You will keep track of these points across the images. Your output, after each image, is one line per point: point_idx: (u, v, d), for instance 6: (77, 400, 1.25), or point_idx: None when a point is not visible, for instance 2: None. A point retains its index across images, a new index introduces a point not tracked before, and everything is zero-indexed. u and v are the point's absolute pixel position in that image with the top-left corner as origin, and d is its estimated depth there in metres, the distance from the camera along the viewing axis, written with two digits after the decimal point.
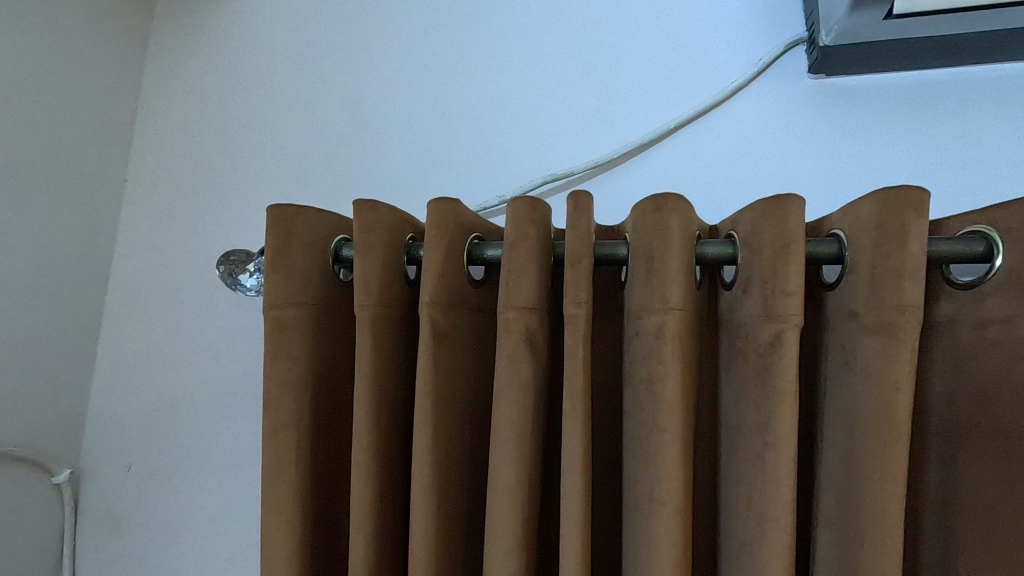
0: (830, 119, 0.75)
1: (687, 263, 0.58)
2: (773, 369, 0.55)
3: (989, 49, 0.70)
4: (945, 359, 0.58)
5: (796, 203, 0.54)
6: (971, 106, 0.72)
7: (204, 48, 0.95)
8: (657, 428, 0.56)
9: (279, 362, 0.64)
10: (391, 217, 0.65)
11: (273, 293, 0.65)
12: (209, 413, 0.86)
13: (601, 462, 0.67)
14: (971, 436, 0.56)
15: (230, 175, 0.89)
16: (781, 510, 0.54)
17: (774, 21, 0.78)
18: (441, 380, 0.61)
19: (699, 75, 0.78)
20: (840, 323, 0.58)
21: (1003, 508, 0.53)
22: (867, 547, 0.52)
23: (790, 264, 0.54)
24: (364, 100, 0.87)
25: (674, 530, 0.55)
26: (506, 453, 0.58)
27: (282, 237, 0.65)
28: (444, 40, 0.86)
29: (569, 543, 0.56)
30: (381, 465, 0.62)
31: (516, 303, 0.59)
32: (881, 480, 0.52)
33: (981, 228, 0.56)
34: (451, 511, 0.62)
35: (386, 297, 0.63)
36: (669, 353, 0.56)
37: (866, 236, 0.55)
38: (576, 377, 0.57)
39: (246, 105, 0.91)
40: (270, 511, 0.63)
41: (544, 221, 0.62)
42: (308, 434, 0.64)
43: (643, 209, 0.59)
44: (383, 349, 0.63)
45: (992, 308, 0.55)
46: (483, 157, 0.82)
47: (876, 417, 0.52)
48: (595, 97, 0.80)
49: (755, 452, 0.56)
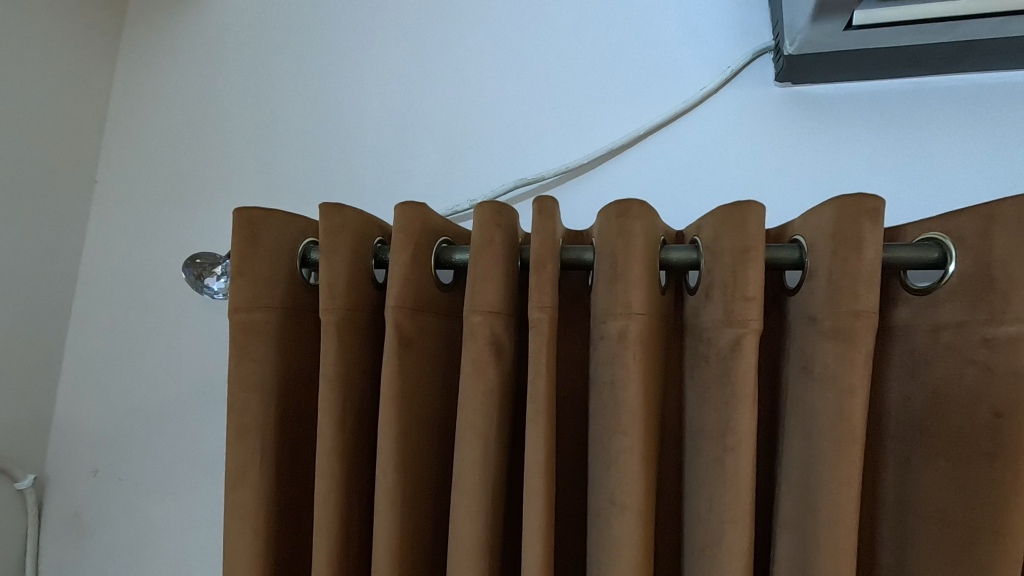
0: (796, 127, 0.76)
1: (651, 268, 0.59)
2: (732, 373, 0.56)
3: (947, 59, 0.72)
4: (902, 363, 0.60)
5: (755, 209, 0.55)
6: (931, 115, 0.74)
7: (176, 48, 0.94)
8: (619, 432, 0.56)
9: (244, 366, 0.64)
10: (358, 221, 0.65)
11: (239, 296, 0.64)
12: (177, 417, 0.85)
13: (568, 464, 0.67)
14: (924, 439, 0.57)
15: (201, 176, 0.89)
16: (740, 513, 0.54)
17: (743, 30, 0.79)
18: (405, 384, 0.61)
19: (669, 81, 0.79)
20: (800, 328, 0.58)
21: (952, 510, 0.54)
22: (823, 549, 0.52)
23: (749, 270, 0.55)
24: (338, 103, 0.86)
25: (635, 532, 0.55)
26: (470, 456, 0.58)
27: (249, 240, 0.65)
28: (418, 43, 0.86)
29: (532, 546, 0.56)
30: (345, 469, 0.61)
31: (480, 307, 0.59)
32: (837, 483, 0.53)
33: (936, 236, 0.57)
34: (416, 515, 0.62)
35: (352, 300, 0.63)
36: (631, 357, 0.56)
37: (824, 242, 0.56)
38: (539, 381, 0.57)
39: (218, 107, 0.90)
40: (234, 515, 0.62)
41: (511, 225, 0.63)
42: (273, 437, 0.64)
43: (608, 214, 0.59)
44: (348, 353, 0.63)
45: (946, 313, 0.56)
46: (455, 160, 0.82)
47: (833, 420, 0.53)
48: (568, 103, 0.81)
49: (716, 455, 0.56)
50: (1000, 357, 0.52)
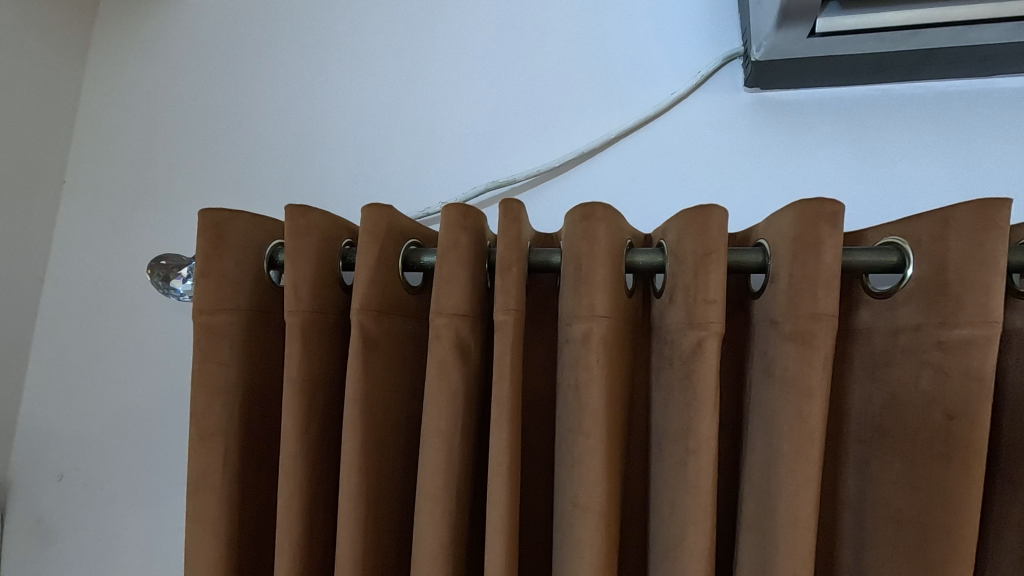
0: (764, 132, 0.77)
1: (616, 271, 0.59)
2: (694, 375, 0.56)
3: (910, 67, 0.73)
4: (863, 365, 0.60)
5: (717, 213, 0.56)
6: (895, 121, 0.75)
7: (147, 49, 0.93)
8: (581, 434, 0.56)
9: (208, 368, 0.63)
10: (325, 223, 0.64)
11: (203, 298, 0.63)
12: (144, 422, 0.84)
13: (534, 466, 0.67)
14: (884, 441, 0.58)
15: (171, 177, 0.88)
16: (701, 514, 0.55)
17: (713, 35, 0.80)
18: (370, 387, 0.61)
19: (641, 87, 0.80)
20: (762, 330, 0.59)
21: (909, 510, 0.55)
22: (781, 550, 0.53)
23: (711, 273, 0.55)
24: (311, 105, 0.86)
25: (598, 534, 0.55)
26: (435, 458, 0.58)
27: (214, 241, 0.64)
28: (391, 44, 0.86)
29: (494, 548, 0.56)
30: (309, 473, 0.61)
31: (445, 309, 0.59)
32: (796, 483, 0.53)
33: (896, 241, 0.58)
34: (381, 518, 0.62)
35: (317, 303, 0.62)
36: (595, 359, 0.57)
37: (786, 246, 0.56)
38: (503, 384, 0.57)
39: (190, 108, 0.89)
40: (195, 519, 0.62)
41: (478, 227, 0.62)
42: (236, 440, 0.63)
43: (573, 218, 0.59)
44: (314, 355, 0.62)
45: (904, 316, 0.57)
46: (427, 162, 0.82)
47: (792, 422, 0.54)
48: (540, 107, 0.81)
49: (678, 456, 0.56)
50: (955, 359, 0.53)
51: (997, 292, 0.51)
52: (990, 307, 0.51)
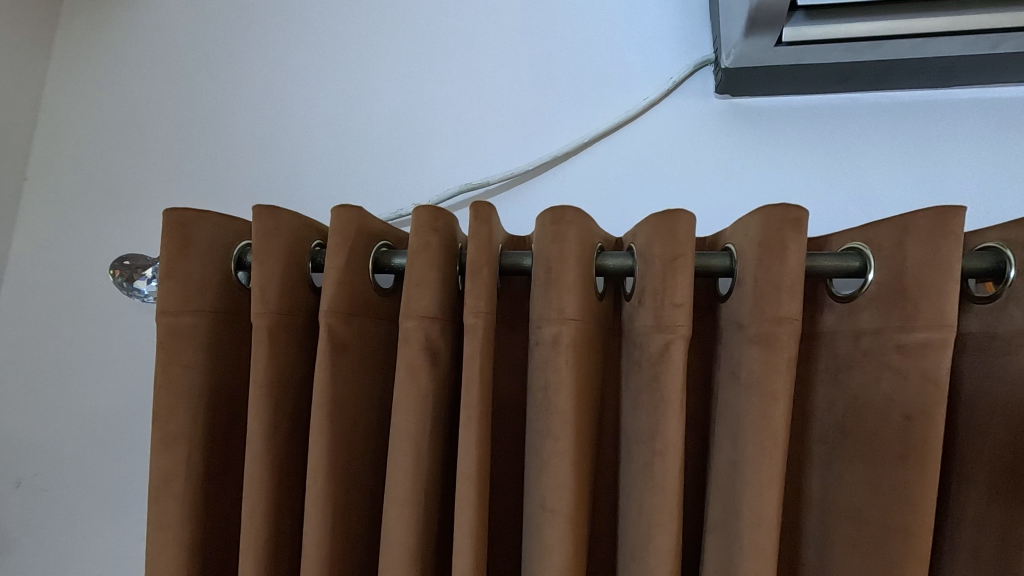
0: (734, 138, 0.78)
1: (585, 274, 0.59)
2: (662, 377, 0.56)
3: (874, 77, 0.75)
4: (828, 368, 0.62)
5: (684, 218, 0.56)
6: (860, 130, 0.77)
7: (114, 45, 0.90)
8: (550, 437, 0.56)
9: (171, 371, 0.62)
10: (294, 224, 0.63)
11: (167, 299, 0.62)
12: (106, 426, 0.81)
13: (505, 468, 0.67)
14: (846, 442, 0.59)
15: (138, 176, 0.86)
16: (667, 516, 0.55)
17: (686, 42, 0.81)
18: (338, 390, 0.60)
19: (615, 91, 0.80)
20: (729, 334, 0.60)
21: (869, 510, 0.56)
22: (745, 550, 0.54)
23: (678, 277, 0.56)
24: (283, 105, 0.85)
25: (565, 536, 0.55)
26: (403, 462, 0.58)
27: (180, 242, 0.63)
28: (365, 44, 0.85)
29: (461, 552, 0.56)
30: (274, 477, 0.60)
31: (415, 312, 0.59)
32: (760, 483, 0.54)
33: (858, 246, 0.59)
34: (348, 522, 0.61)
35: (285, 305, 0.62)
36: (564, 362, 0.57)
37: (751, 251, 0.57)
38: (472, 387, 0.57)
39: (158, 107, 0.87)
40: (157, 525, 0.60)
41: (448, 229, 0.62)
42: (200, 444, 0.62)
43: (543, 221, 0.59)
44: (281, 358, 0.61)
45: (865, 320, 0.58)
46: (401, 163, 0.81)
47: (757, 424, 0.55)
48: (515, 110, 0.81)
49: (646, 459, 0.57)
50: (913, 362, 0.54)
51: (952, 297, 0.53)
52: (946, 312, 0.53)
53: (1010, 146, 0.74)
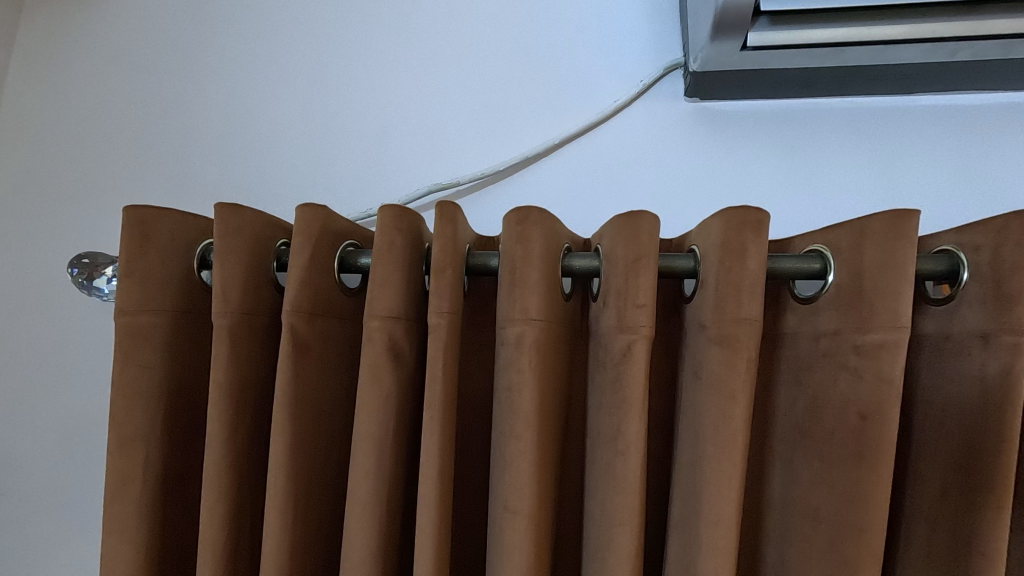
0: (702, 141, 0.79)
1: (550, 275, 0.59)
2: (624, 377, 0.57)
3: (838, 83, 0.76)
4: (790, 369, 0.62)
5: (647, 219, 0.56)
6: (824, 134, 0.78)
7: (79, 41, 0.88)
8: (512, 437, 0.56)
9: (129, 370, 0.61)
10: (258, 222, 0.63)
11: (126, 298, 0.61)
12: (61, 427, 0.80)
13: (471, 468, 0.67)
14: (805, 442, 0.60)
15: (102, 173, 0.84)
16: (628, 515, 0.55)
17: (656, 45, 0.81)
18: (300, 391, 0.59)
19: (586, 93, 0.81)
20: (691, 335, 0.60)
21: (825, 508, 0.57)
22: (704, 549, 0.54)
23: (641, 277, 0.56)
24: (252, 103, 0.84)
25: (526, 537, 0.55)
26: (364, 463, 0.58)
27: (139, 239, 0.62)
28: (335, 42, 0.84)
29: (422, 553, 0.56)
30: (234, 479, 0.59)
31: (378, 312, 0.59)
32: (719, 483, 0.55)
33: (820, 248, 0.60)
34: (310, 524, 0.60)
35: (247, 304, 0.61)
36: (527, 363, 0.57)
37: (713, 252, 0.58)
38: (435, 388, 0.57)
39: (123, 104, 0.86)
40: (113, 526, 0.59)
41: (414, 229, 0.62)
42: (159, 445, 0.61)
43: (508, 222, 0.59)
44: (242, 359, 0.61)
45: (825, 322, 0.59)
46: (371, 163, 0.81)
47: (716, 424, 0.55)
48: (485, 111, 0.81)
49: (608, 458, 0.57)
50: (868, 363, 0.55)
51: (906, 300, 0.54)
52: (899, 314, 0.54)
53: (969, 152, 0.76)
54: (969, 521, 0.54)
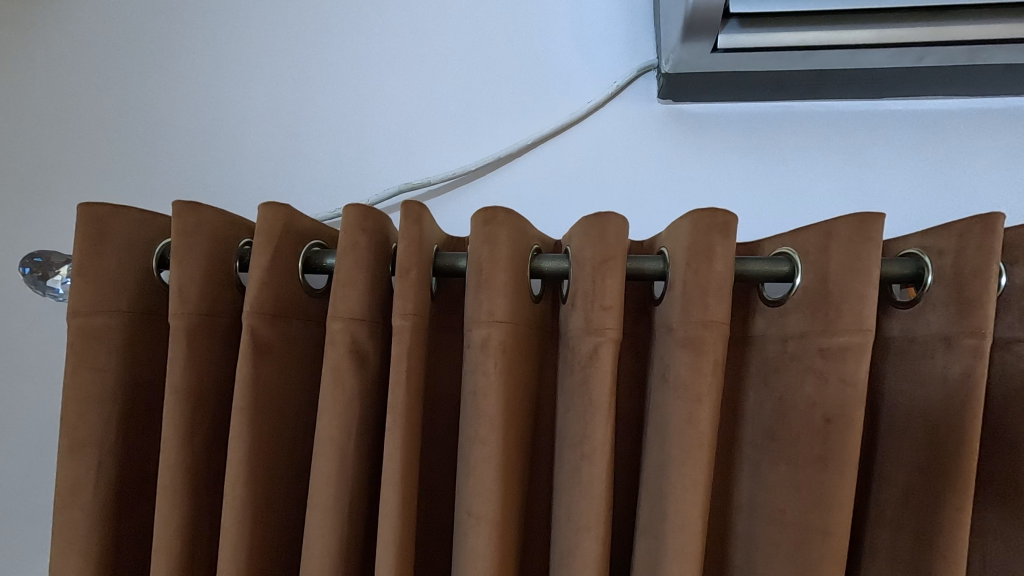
0: (675, 143, 0.79)
1: (517, 276, 0.58)
2: (591, 380, 0.56)
3: (809, 86, 0.76)
4: (758, 371, 0.62)
5: (615, 220, 0.56)
6: (796, 137, 0.78)
7: (36, 32, 0.85)
8: (477, 441, 0.55)
9: (82, 373, 0.59)
10: (218, 220, 0.61)
11: (80, 298, 0.59)
12: (11, 433, 0.78)
13: (437, 471, 0.66)
14: (772, 445, 0.60)
15: (65, 171, 0.82)
16: (593, 520, 0.55)
17: (629, 46, 0.80)
18: (260, 394, 0.58)
19: (559, 93, 0.80)
20: (659, 337, 0.60)
21: (791, 511, 0.57)
22: (670, 553, 0.54)
23: (608, 279, 0.56)
24: (220, 100, 0.82)
25: (490, 542, 0.54)
26: (326, 467, 0.56)
27: (94, 238, 0.60)
28: (306, 38, 0.83)
29: (384, 558, 0.55)
30: (190, 484, 0.58)
31: (341, 314, 0.57)
32: (684, 486, 0.54)
33: (788, 251, 0.60)
34: (269, 530, 0.59)
35: (206, 305, 0.59)
36: (493, 365, 0.56)
37: (681, 255, 0.57)
38: (399, 390, 0.56)
39: (85, 100, 0.83)
40: (63, 533, 0.58)
41: (380, 228, 0.60)
42: (112, 450, 0.59)
43: (475, 222, 0.58)
44: (199, 361, 0.59)
45: (792, 324, 0.58)
46: (342, 163, 0.80)
47: (682, 428, 0.55)
48: (458, 109, 0.80)
49: (574, 462, 0.56)
50: (834, 365, 0.55)
51: (871, 302, 0.54)
52: (864, 317, 0.54)
53: (937, 157, 0.77)
54: (932, 523, 0.54)
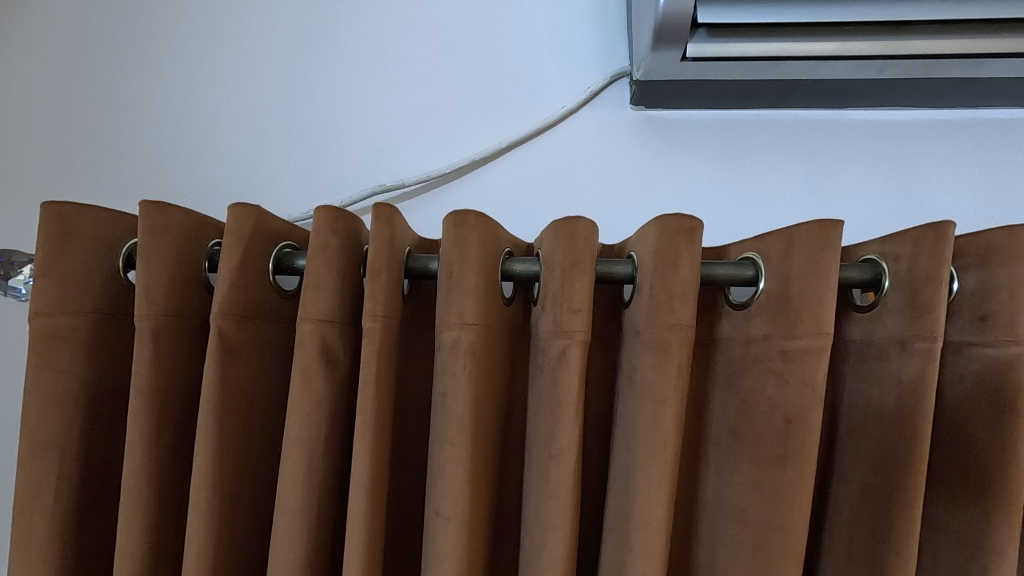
0: (647, 149, 0.80)
1: (488, 279, 0.59)
2: (559, 382, 0.57)
3: (776, 96, 0.78)
4: (723, 372, 0.64)
5: (585, 224, 0.57)
6: (764, 146, 0.80)
7: (5, 28, 0.83)
8: (445, 441, 0.56)
9: (43, 375, 0.58)
10: (187, 220, 0.60)
11: (43, 298, 0.58)
12: None
13: (407, 471, 0.67)
14: (737, 444, 0.61)
15: (35, 170, 0.81)
16: (560, 519, 0.55)
17: (603, 52, 0.81)
18: (228, 395, 0.57)
19: (534, 97, 0.81)
20: (627, 339, 0.61)
21: (752, 511, 0.58)
22: (634, 552, 0.55)
23: (576, 281, 0.56)
24: (193, 99, 0.82)
25: (458, 542, 0.55)
26: (293, 469, 0.56)
27: (58, 237, 0.59)
28: (280, 38, 0.82)
29: (350, 560, 0.55)
30: (155, 487, 0.57)
31: (310, 315, 0.57)
32: (649, 485, 0.55)
33: (752, 256, 0.61)
34: (236, 533, 0.59)
35: (173, 306, 0.59)
36: (462, 367, 0.56)
37: (648, 258, 0.58)
38: (367, 392, 0.56)
39: (51, 97, 0.82)
40: (23, 537, 0.57)
41: (350, 230, 0.61)
42: (75, 453, 0.59)
43: (447, 225, 0.59)
44: (165, 363, 0.58)
45: (756, 327, 0.60)
46: (316, 163, 0.80)
47: (648, 428, 0.56)
48: (433, 112, 0.81)
49: (542, 462, 0.57)
50: (795, 367, 0.57)
51: (830, 307, 0.55)
52: (823, 320, 0.55)
53: (896, 166, 0.79)
54: (886, 521, 0.56)
